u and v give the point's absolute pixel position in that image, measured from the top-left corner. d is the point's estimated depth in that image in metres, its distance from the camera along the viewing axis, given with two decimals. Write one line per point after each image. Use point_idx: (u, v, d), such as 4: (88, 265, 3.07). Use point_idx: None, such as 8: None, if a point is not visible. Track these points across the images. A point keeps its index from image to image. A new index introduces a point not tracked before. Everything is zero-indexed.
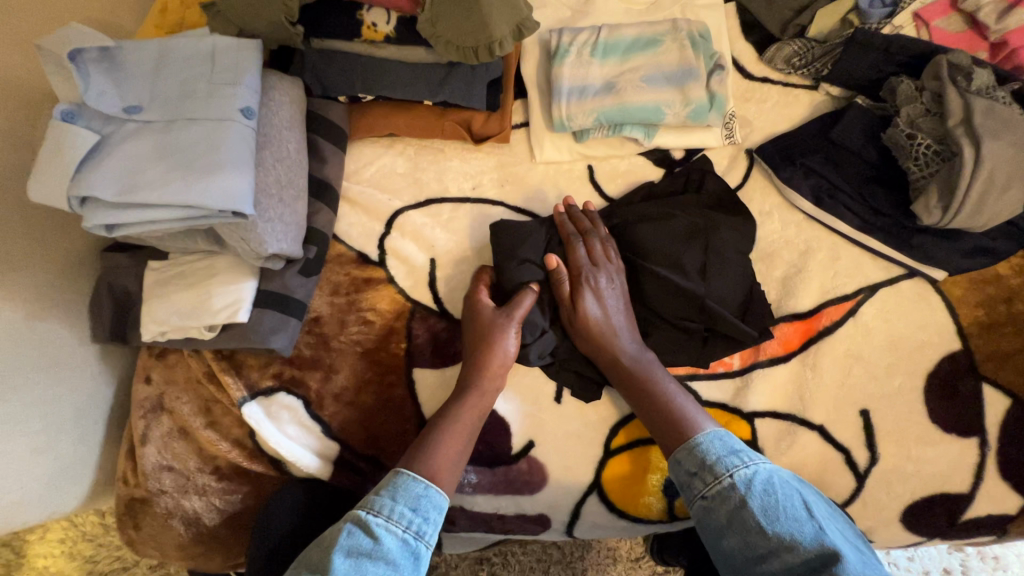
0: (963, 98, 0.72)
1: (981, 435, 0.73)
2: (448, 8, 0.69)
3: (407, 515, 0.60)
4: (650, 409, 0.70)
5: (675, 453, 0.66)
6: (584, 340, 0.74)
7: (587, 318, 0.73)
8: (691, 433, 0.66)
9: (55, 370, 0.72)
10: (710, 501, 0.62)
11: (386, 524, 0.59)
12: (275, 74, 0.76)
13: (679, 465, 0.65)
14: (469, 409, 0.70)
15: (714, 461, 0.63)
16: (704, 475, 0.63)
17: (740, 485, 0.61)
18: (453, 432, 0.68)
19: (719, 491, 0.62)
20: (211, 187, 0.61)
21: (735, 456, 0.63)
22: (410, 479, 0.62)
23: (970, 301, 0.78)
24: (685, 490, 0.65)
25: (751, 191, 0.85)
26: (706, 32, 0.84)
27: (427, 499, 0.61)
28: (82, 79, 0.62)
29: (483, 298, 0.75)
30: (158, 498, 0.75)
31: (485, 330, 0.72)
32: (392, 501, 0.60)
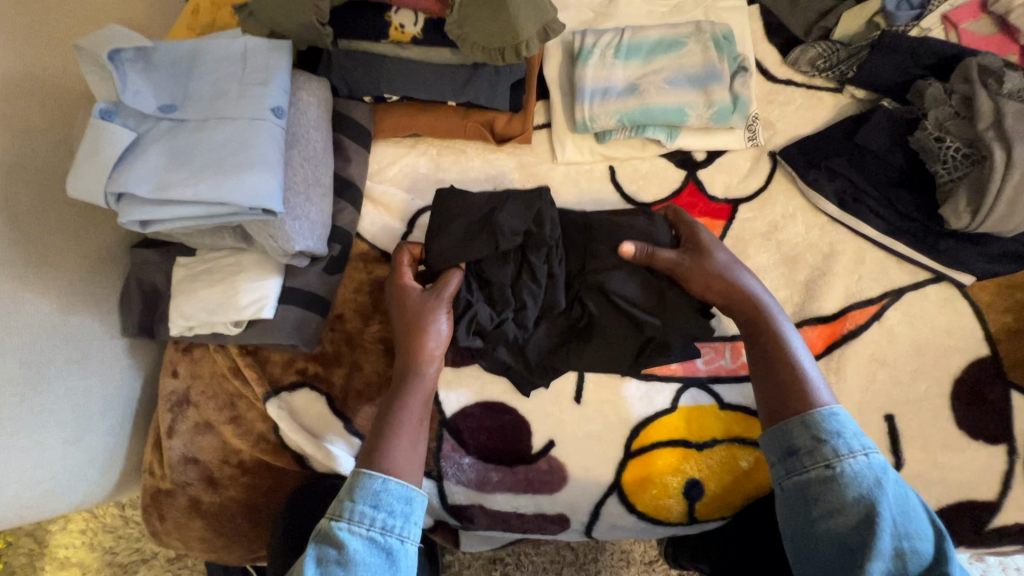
0: (994, 102, 0.72)
1: (1008, 442, 0.72)
2: (474, 9, 0.70)
3: (369, 513, 0.57)
4: (781, 361, 0.65)
5: (801, 417, 0.60)
6: (719, 290, 0.71)
7: (718, 266, 0.72)
8: (816, 400, 0.61)
9: (88, 363, 0.73)
10: (835, 476, 0.56)
11: (349, 526, 0.57)
12: (302, 74, 0.78)
13: (804, 429, 0.60)
14: (416, 396, 0.68)
15: (848, 438, 0.58)
16: (836, 446, 0.57)
17: (876, 471, 0.56)
18: (398, 420, 0.65)
19: (849, 468, 0.56)
20: (241, 185, 0.62)
21: (868, 440, 0.58)
22: (367, 477, 0.60)
23: (999, 307, 0.76)
24: (802, 457, 0.59)
25: (774, 194, 0.84)
26: (729, 34, 0.84)
27: (387, 492, 0.59)
28: (120, 78, 0.64)
29: (409, 280, 0.74)
30: (183, 490, 0.76)
31: (414, 314, 0.70)
32: (352, 503, 0.58)
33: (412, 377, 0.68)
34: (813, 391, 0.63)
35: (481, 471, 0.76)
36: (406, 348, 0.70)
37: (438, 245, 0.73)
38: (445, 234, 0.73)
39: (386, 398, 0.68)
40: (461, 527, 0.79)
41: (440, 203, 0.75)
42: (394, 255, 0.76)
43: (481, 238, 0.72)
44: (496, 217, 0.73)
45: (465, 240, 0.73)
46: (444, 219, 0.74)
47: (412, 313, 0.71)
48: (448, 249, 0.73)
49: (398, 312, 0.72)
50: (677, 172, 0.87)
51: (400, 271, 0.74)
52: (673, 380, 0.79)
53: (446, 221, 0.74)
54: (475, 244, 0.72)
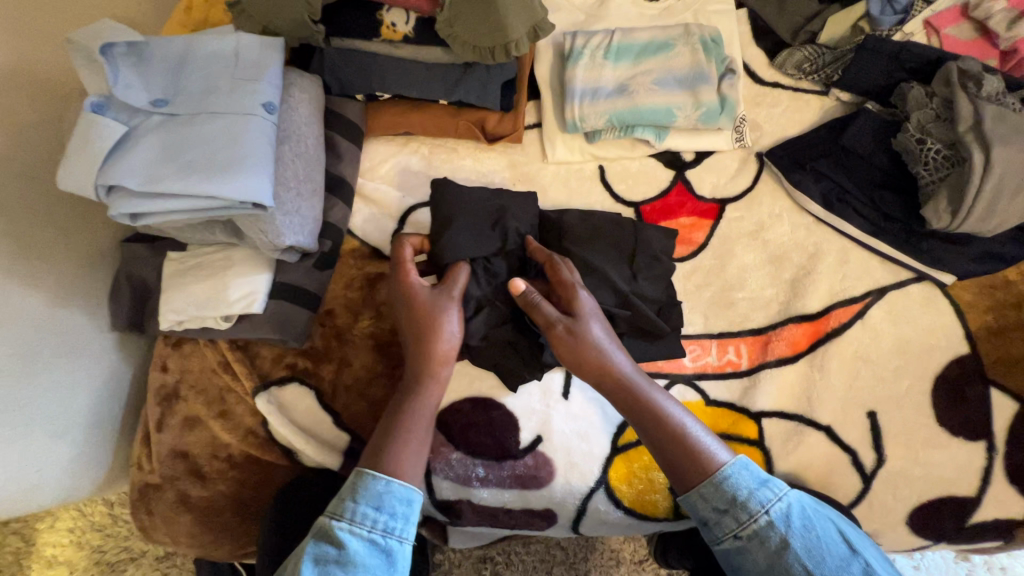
0: (974, 104, 0.73)
1: (988, 439, 0.73)
2: (465, 9, 0.71)
3: (371, 515, 0.59)
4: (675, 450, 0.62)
5: (699, 488, 0.61)
6: (590, 369, 0.65)
7: (586, 344, 0.64)
8: (717, 464, 0.61)
9: (77, 356, 0.73)
10: (745, 539, 0.60)
11: (350, 527, 0.58)
12: (295, 70, 0.78)
13: (705, 503, 0.61)
14: (429, 395, 0.67)
15: (746, 497, 0.60)
16: (737, 513, 0.60)
17: (782, 522, 0.59)
18: (412, 421, 0.64)
19: (756, 530, 0.60)
20: (232, 179, 0.63)
21: (766, 488, 0.61)
22: (370, 480, 0.60)
23: (979, 305, 0.78)
24: (712, 528, 0.61)
25: (761, 193, 0.86)
26: (718, 37, 0.86)
27: (390, 495, 0.60)
28: (112, 72, 0.64)
29: (414, 277, 0.70)
30: (172, 484, 0.76)
31: (423, 312, 0.68)
32: (354, 503, 0.59)
33: (423, 377, 0.67)
34: (712, 456, 0.62)
35: (467, 466, 0.77)
36: (416, 347, 0.68)
37: (449, 239, 0.72)
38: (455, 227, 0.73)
39: (399, 397, 0.67)
40: (449, 523, 0.79)
41: (437, 195, 0.74)
42: (395, 248, 0.72)
43: (490, 237, 0.73)
44: (506, 219, 0.74)
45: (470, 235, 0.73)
46: (450, 212, 0.73)
47: (422, 311, 0.68)
48: (460, 244, 0.72)
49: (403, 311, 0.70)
50: (665, 172, 0.88)
51: (405, 268, 0.71)
52: (660, 376, 0.77)
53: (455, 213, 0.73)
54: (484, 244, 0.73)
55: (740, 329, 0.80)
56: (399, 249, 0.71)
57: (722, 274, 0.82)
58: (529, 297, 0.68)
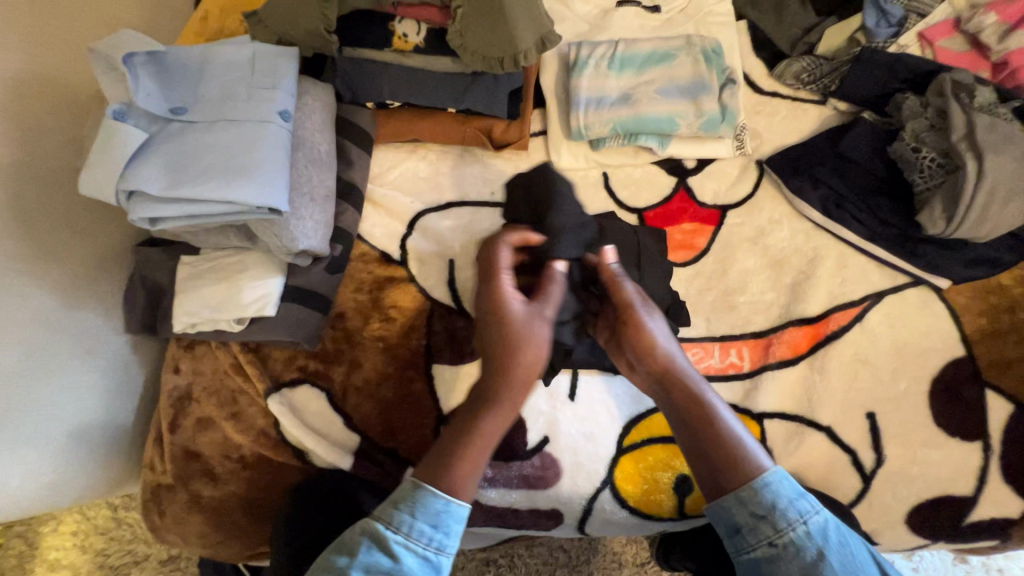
0: (967, 114, 0.76)
1: (984, 439, 0.75)
2: (474, 20, 0.73)
3: (427, 533, 0.55)
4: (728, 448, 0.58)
5: (737, 492, 0.57)
6: (651, 353, 0.63)
7: (652, 329, 0.64)
8: (758, 468, 0.57)
9: (91, 357, 0.75)
10: (778, 551, 0.55)
11: (405, 542, 0.55)
12: (309, 79, 0.81)
13: (741, 506, 0.57)
14: (503, 416, 0.60)
15: (785, 506, 0.56)
16: (775, 520, 0.55)
17: (816, 537, 0.55)
18: (484, 437, 0.59)
19: (794, 541, 0.55)
20: (249, 185, 0.65)
21: (805, 500, 0.57)
22: (428, 494, 0.56)
23: (974, 309, 0.80)
24: (745, 536, 0.57)
25: (761, 200, 0.88)
26: (719, 48, 0.88)
27: (448, 515, 0.56)
28: (133, 80, 0.66)
29: (507, 281, 0.65)
30: (184, 485, 0.77)
31: (512, 321, 0.62)
32: (410, 517, 0.55)
33: (503, 397, 0.60)
34: (755, 461, 0.58)
35: None
36: (497, 359, 0.62)
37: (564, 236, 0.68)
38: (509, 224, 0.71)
39: (466, 411, 0.61)
40: None
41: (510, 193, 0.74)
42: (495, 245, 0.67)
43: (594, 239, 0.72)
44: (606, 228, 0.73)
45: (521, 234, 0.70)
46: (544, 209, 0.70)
47: (513, 323, 0.62)
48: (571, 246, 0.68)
49: (484, 317, 0.64)
50: (667, 179, 0.90)
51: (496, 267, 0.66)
52: None
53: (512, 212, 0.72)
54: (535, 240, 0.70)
55: (742, 332, 0.82)
56: (495, 247, 0.67)
57: (723, 278, 0.84)
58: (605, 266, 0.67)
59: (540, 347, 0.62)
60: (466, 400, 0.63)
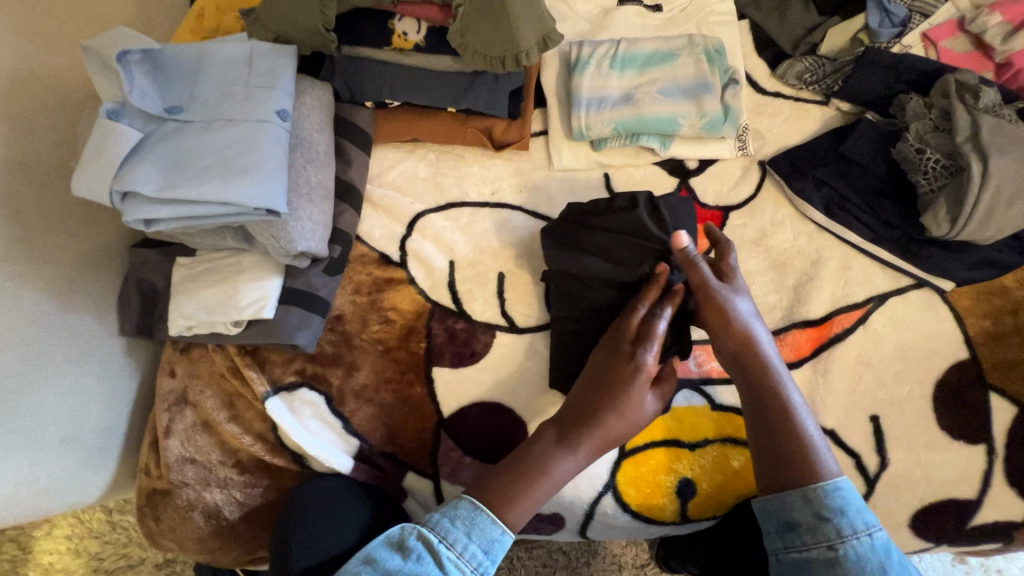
0: (971, 115, 0.76)
1: (988, 442, 0.75)
2: (477, 19, 0.72)
3: (477, 557, 0.59)
4: (795, 444, 0.62)
5: (802, 493, 0.60)
6: (730, 335, 0.67)
7: (734, 311, 0.67)
8: (827, 474, 0.60)
9: (85, 361, 0.73)
10: (837, 555, 0.58)
11: (455, 560, 0.58)
12: (307, 78, 0.80)
13: (805, 505, 0.60)
14: (582, 459, 0.64)
15: (850, 515, 0.59)
16: (839, 525, 0.58)
17: (878, 550, 0.57)
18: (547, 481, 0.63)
19: (852, 548, 0.58)
20: (248, 185, 0.63)
21: (868, 513, 0.59)
22: (488, 520, 0.60)
23: (977, 311, 0.79)
24: (802, 534, 0.60)
25: (763, 201, 0.87)
26: (721, 48, 0.88)
27: (501, 544, 0.60)
28: (127, 79, 0.65)
29: (649, 356, 0.64)
30: (180, 490, 0.76)
31: (622, 387, 0.64)
32: (466, 538, 0.59)
33: (591, 444, 0.64)
34: (823, 463, 0.61)
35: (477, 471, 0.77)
36: (596, 415, 0.64)
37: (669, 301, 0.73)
38: (593, 244, 0.75)
39: (547, 443, 0.64)
40: None
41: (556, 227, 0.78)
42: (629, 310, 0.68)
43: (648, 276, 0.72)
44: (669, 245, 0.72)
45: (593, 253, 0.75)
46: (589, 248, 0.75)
47: (627, 396, 0.64)
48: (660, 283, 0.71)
49: (604, 370, 0.66)
50: (669, 180, 0.89)
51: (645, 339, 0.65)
52: None
53: (588, 229, 0.77)
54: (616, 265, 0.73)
55: None
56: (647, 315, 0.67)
57: None
58: (687, 258, 0.68)
59: (637, 420, 0.65)
60: (547, 426, 0.66)
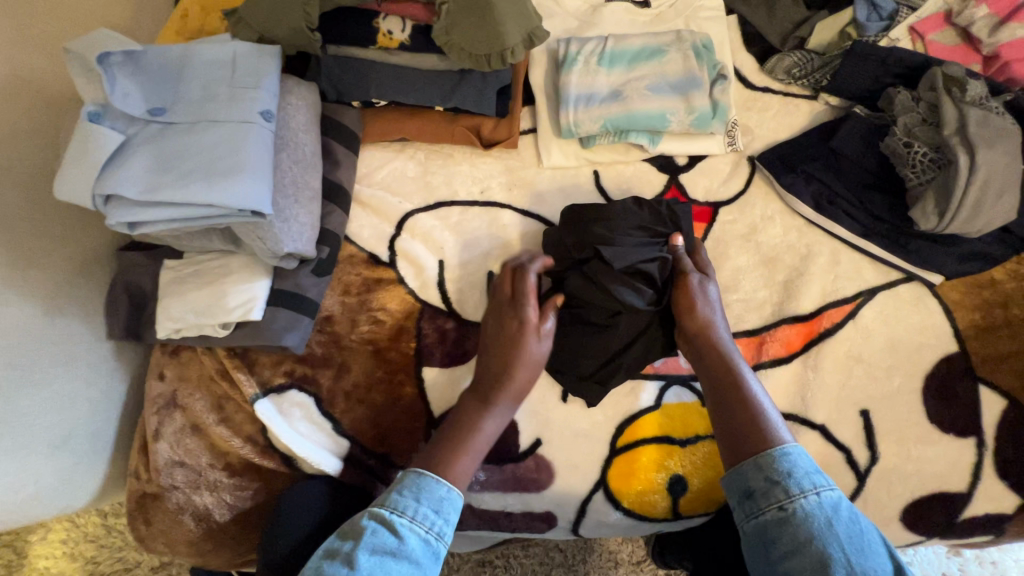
0: (959, 108, 0.75)
1: (978, 435, 0.75)
2: (461, 16, 0.72)
3: (430, 517, 0.61)
4: (745, 413, 0.64)
5: (752, 460, 0.60)
6: (693, 318, 0.72)
7: (697, 295, 0.73)
8: (776, 440, 0.61)
9: (72, 365, 0.73)
10: (789, 516, 0.56)
11: (410, 524, 0.59)
12: (292, 78, 0.79)
13: (757, 471, 0.59)
14: (506, 410, 0.71)
15: (800, 476, 0.58)
16: (788, 486, 0.57)
17: (829, 509, 0.56)
18: (474, 441, 0.68)
19: (803, 507, 0.56)
20: (232, 187, 0.63)
21: (820, 475, 0.58)
22: (433, 481, 0.63)
23: (967, 304, 0.79)
24: (757, 499, 0.58)
25: (753, 196, 0.87)
26: (709, 43, 0.87)
27: (450, 502, 0.62)
28: (109, 81, 0.64)
29: (530, 308, 0.72)
30: (169, 493, 0.75)
31: (515, 338, 0.71)
32: (415, 502, 0.61)
33: (505, 399, 0.70)
34: (775, 432, 0.62)
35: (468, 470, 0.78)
36: (500, 367, 0.71)
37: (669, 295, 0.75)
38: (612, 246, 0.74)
39: (473, 403, 0.71)
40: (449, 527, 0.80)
41: (566, 222, 0.79)
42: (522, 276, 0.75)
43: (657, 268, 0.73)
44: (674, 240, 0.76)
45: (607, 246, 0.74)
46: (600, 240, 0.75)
47: (521, 344, 0.71)
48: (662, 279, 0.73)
49: (497, 328, 0.73)
50: (659, 176, 0.89)
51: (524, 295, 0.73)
52: (657, 378, 0.80)
53: (603, 232, 0.75)
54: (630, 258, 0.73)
55: (735, 330, 0.81)
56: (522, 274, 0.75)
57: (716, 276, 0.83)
58: (676, 256, 0.76)
59: (537, 363, 0.71)
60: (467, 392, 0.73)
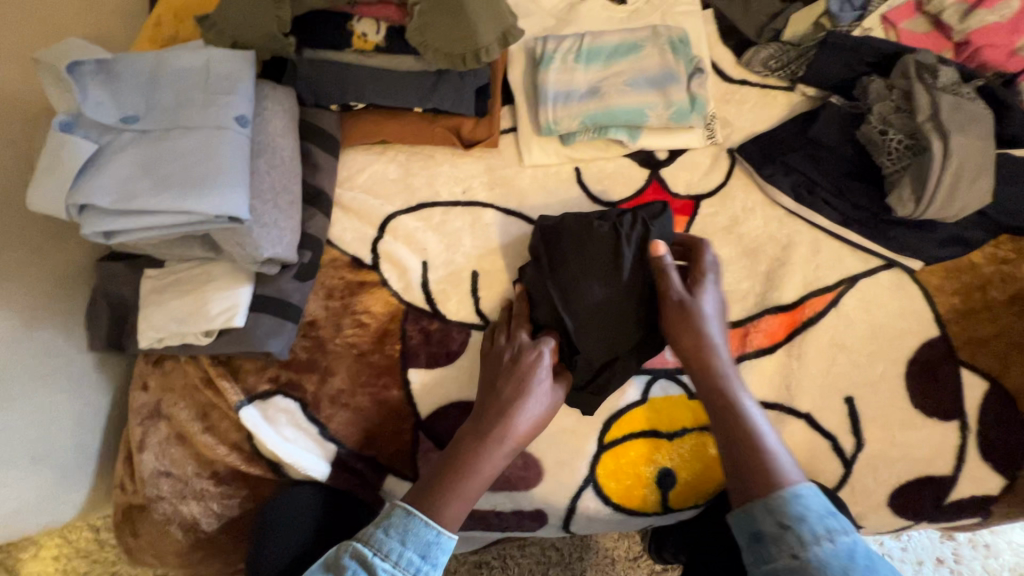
0: (931, 95, 0.76)
1: (961, 418, 0.76)
2: (435, 17, 0.72)
3: (415, 562, 0.56)
4: (748, 449, 0.58)
5: (762, 501, 0.56)
6: (687, 334, 0.65)
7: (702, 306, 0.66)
8: (788, 482, 0.56)
9: (53, 378, 0.72)
10: (804, 565, 0.52)
11: (393, 569, 0.55)
12: (269, 83, 0.79)
13: (768, 514, 0.55)
14: (507, 452, 0.64)
15: (813, 521, 0.54)
16: (801, 533, 0.53)
17: (845, 557, 0.52)
18: (469, 484, 0.61)
19: (816, 555, 0.52)
20: (207, 193, 0.63)
21: (835, 518, 0.54)
22: (421, 524, 0.58)
23: (947, 289, 0.80)
24: (768, 544, 0.55)
25: (734, 189, 0.87)
26: (685, 38, 0.88)
27: (438, 546, 0.57)
28: (80, 90, 0.64)
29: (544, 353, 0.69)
30: (156, 504, 0.75)
31: (529, 370, 0.67)
32: (400, 545, 0.57)
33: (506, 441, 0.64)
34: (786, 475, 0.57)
35: None
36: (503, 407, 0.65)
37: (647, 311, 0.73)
38: (576, 271, 0.73)
39: (471, 442, 0.64)
40: None
41: (548, 234, 0.76)
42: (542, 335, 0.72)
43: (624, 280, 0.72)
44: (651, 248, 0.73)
45: (579, 263, 0.73)
46: (572, 256, 0.73)
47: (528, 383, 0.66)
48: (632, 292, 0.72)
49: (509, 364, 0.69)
50: (640, 171, 0.89)
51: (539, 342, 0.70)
52: (642, 373, 0.80)
53: (569, 255, 0.74)
54: (601, 275, 0.72)
55: None
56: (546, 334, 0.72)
57: None
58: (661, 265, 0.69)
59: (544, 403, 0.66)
60: (465, 435, 0.65)
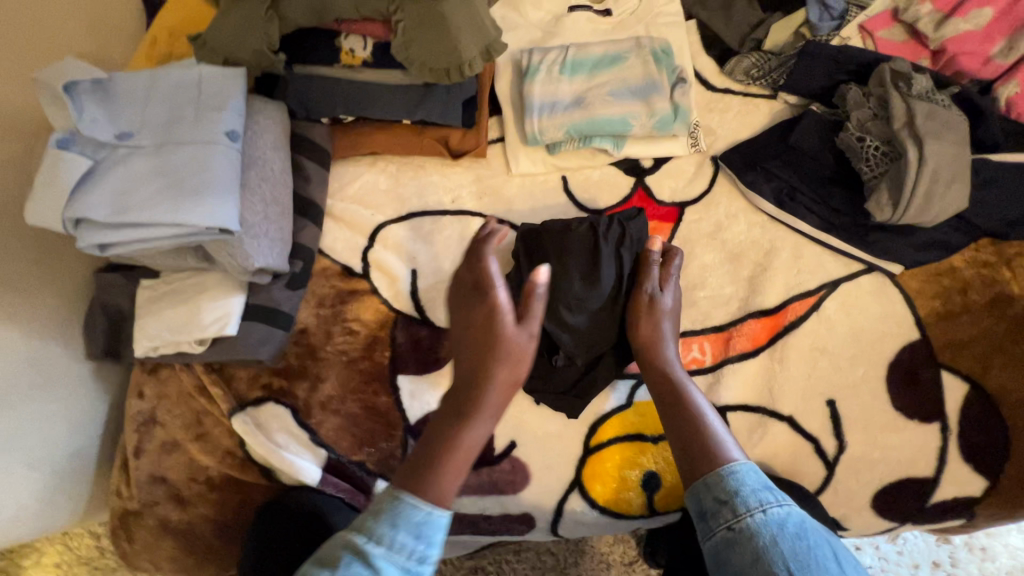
0: (906, 103, 0.78)
1: (942, 420, 0.76)
2: (419, 33, 0.74)
3: (410, 543, 0.52)
4: (696, 429, 0.60)
5: (703, 479, 0.57)
6: (648, 324, 0.70)
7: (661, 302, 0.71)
8: (725, 457, 0.57)
9: (50, 387, 0.74)
10: (737, 537, 0.53)
11: (387, 554, 0.51)
12: (260, 98, 0.81)
13: (707, 492, 0.56)
14: (491, 416, 0.61)
15: (748, 493, 0.55)
16: (735, 505, 0.54)
17: (775, 526, 0.53)
18: (459, 451, 0.58)
19: (749, 526, 0.53)
20: (198, 205, 0.65)
21: (769, 492, 0.55)
22: (411, 505, 0.54)
23: (927, 292, 0.81)
24: (708, 519, 0.55)
25: (717, 196, 0.89)
26: (668, 49, 0.90)
27: (432, 524, 0.53)
28: (76, 108, 0.67)
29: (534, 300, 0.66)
30: (151, 510, 0.77)
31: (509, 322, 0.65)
32: (392, 529, 0.52)
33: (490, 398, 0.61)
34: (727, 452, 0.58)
35: None
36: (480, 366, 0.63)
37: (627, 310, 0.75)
38: (561, 272, 0.74)
39: (448, 413, 0.61)
40: None
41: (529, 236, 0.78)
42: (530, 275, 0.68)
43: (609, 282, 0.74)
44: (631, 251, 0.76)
45: (563, 264, 0.75)
46: (555, 257, 0.75)
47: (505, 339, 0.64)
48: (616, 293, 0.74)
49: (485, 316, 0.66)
50: (625, 179, 0.91)
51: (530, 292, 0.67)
52: (629, 378, 0.81)
53: (552, 256, 0.75)
54: (584, 277, 0.74)
55: (703, 327, 0.82)
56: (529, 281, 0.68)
57: (683, 274, 0.85)
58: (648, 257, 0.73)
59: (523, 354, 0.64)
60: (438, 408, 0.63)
